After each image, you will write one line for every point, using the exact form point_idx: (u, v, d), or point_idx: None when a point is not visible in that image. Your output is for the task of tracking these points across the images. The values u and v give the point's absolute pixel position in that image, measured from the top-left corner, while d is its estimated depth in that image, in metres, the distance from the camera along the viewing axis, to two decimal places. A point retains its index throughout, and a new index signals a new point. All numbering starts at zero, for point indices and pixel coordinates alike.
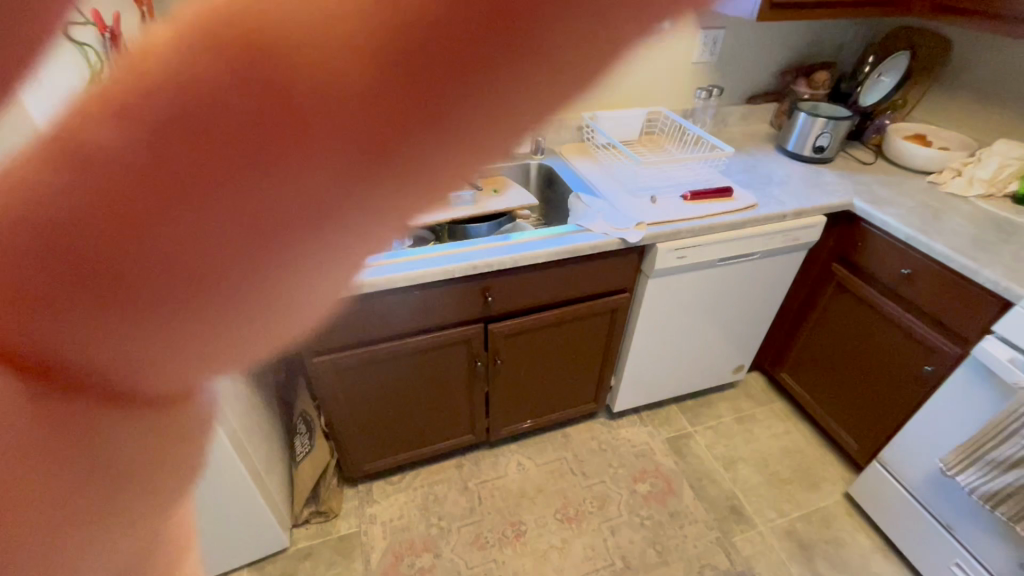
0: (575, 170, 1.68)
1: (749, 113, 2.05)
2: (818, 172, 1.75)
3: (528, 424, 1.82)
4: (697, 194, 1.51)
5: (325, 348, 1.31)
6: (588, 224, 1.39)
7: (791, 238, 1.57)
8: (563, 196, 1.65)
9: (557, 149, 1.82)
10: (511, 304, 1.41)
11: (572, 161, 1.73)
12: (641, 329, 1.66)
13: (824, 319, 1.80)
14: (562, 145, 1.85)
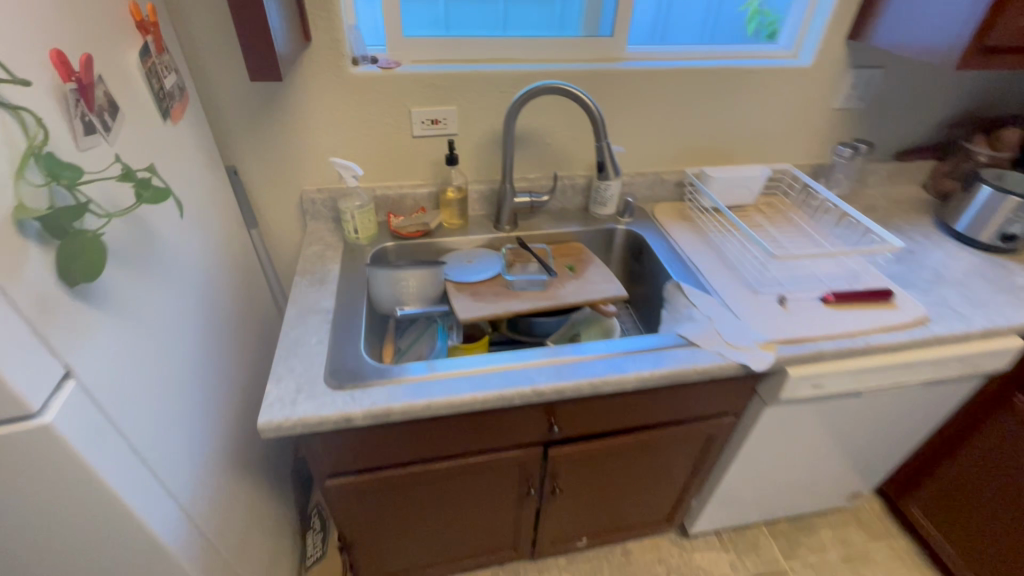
0: (673, 246, 1.33)
1: (898, 173, 1.61)
2: (1003, 268, 1.31)
3: (582, 543, 1.49)
4: (845, 298, 1.13)
5: (340, 471, 1.03)
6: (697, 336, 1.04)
7: (971, 366, 1.15)
8: (657, 279, 1.30)
9: (649, 212, 1.47)
10: (580, 430, 1.08)
11: (669, 232, 1.38)
12: (745, 459, 1.29)
13: (990, 459, 1.36)
14: (654, 205, 1.50)
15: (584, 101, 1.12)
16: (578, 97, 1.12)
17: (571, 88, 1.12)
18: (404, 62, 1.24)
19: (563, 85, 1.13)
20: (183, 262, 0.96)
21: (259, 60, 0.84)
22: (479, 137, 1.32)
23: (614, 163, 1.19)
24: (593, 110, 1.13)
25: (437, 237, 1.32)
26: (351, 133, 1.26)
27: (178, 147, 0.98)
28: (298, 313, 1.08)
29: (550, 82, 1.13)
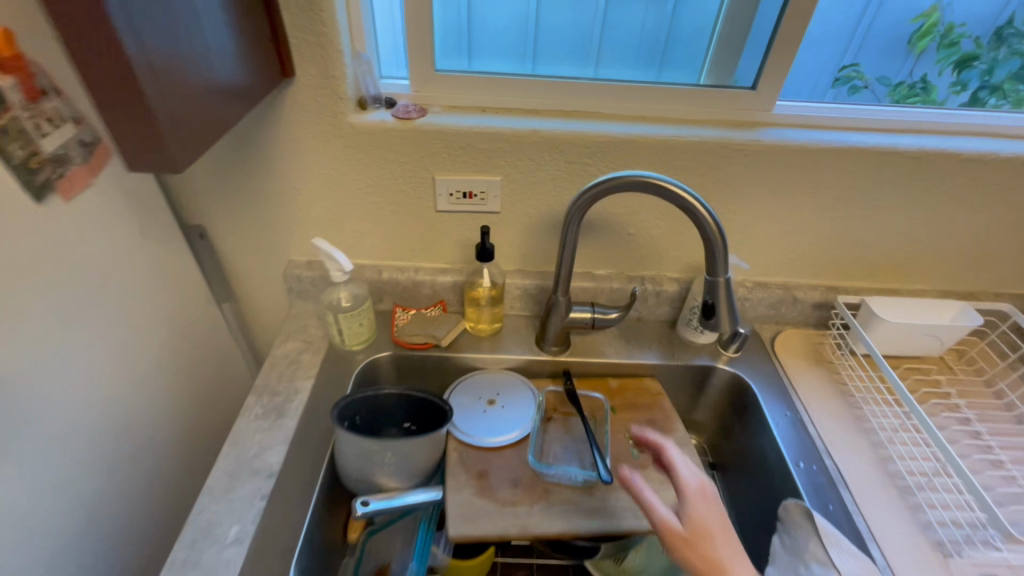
0: (804, 422, 0.87)
1: None
2: None
3: None
4: None
5: None
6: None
7: None
8: (769, 473, 0.85)
9: (766, 343, 1.01)
10: None
11: (797, 391, 0.92)
12: None
13: None
14: (776, 331, 1.03)
15: (702, 216, 0.68)
16: (692, 205, 0.69)
17: (683, 187, 0.69)
18: (432, 107, 0.85)
19: (669, 180, 0.69)
20: (46, 408, 0.66)
21: (135, 144, 0.50)
22: (529, 219, 0.92)
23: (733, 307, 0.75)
24: (716, 228, 0.69)
25: (454, 350, 0.95)
26: (351, 200, 0.90)
27: (68, 233, 0.67)
28: (228, 475, 0.76)
29: (647, 175, 0.70)
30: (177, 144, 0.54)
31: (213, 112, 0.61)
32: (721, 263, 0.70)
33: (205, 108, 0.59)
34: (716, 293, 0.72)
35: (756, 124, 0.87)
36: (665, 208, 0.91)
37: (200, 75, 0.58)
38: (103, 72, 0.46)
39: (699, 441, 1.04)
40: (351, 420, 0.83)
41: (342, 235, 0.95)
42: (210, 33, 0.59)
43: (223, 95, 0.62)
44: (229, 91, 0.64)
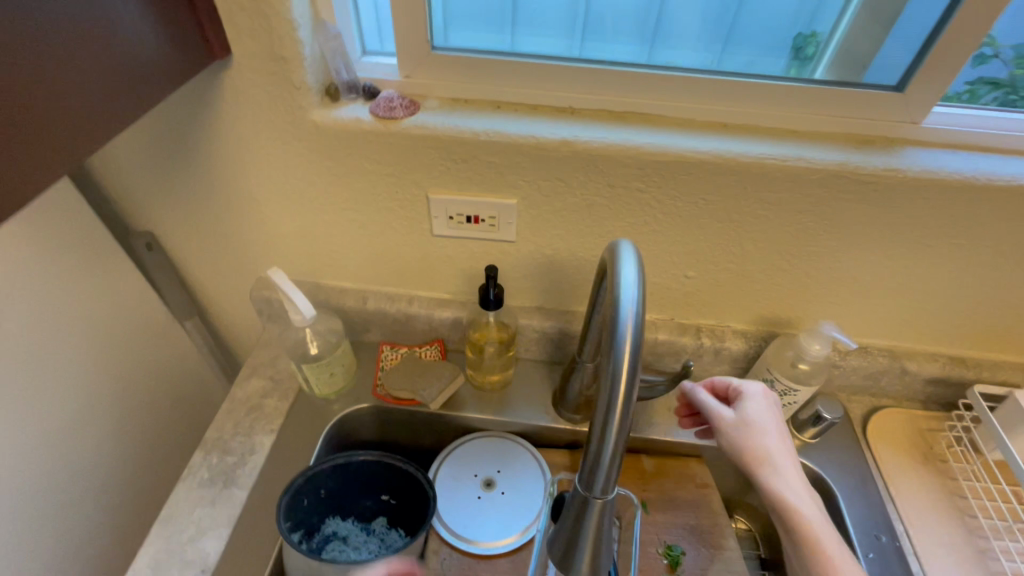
0: (905, 559, 0.65)
1: None
2: None
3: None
4: None
5: None
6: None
7: None
8: None
9: (857, 429, 0.77)
10: None
11: (897, 508, 0.69)
12: None
13: None
14: (871, 409, 0.79)
15: (611, 379, 0.38)
16: (611, 356, 0.38)
17: (626, 322, 0.38)
18: (429, 100, 0.63)
19: (626, 300, 0.39)
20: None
21: None
22: (553, 252, 0.70)
23: (610, 545, 0.44)
24: (606, 414, 0.38)
25: (451, 408, 0.76)
26: (324, 216, 0.69)
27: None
28: (153, 568, 0.60)
29: (623, 277, 0.41)
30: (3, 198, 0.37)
31: (58, 138, 0.41)
32: (594, 480, 0.39)
33: (34, 131, 0.39)
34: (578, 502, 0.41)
35: (889, 143, 0.60)
36: (743, 251, 0.66)
37: (14, 78, 0.36)
38: None
39: (744, 523, 0.84)
40: (315, 493, 0.67)
41: (316, 256, 0.75)
42: (49, 13, 0.38)
43: (80, 106, 0.42)
44: (89, 102, 0.43)
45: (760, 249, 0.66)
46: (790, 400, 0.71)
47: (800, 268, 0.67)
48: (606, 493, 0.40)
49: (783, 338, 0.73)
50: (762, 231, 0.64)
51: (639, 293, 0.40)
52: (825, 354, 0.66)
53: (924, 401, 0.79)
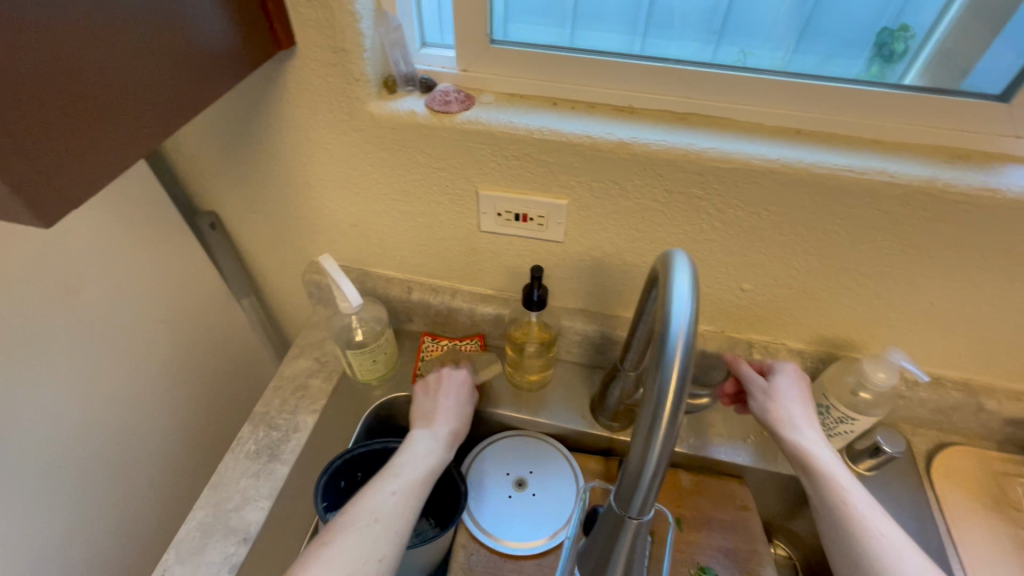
0: None
1: None
2: None
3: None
4: None
5: None
6: (926, 558, 0.48)
7: None
8: None
9: (919, 465, 0.71)
10: None
11: (959, 555, 0.63)
12: None
13: None
14: (937, 444, 0.73)
15: (657, 397, 0.36)
16: (658, 374, 0.36)
17: (677, 339, 0.36)
18: (485, 95, 0.62)
19: (678, 316, 0.37)
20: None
21: (64, 184, 0.38)
22: (602, 255, 0.68)
23: (642, 565, 0.42)
24: (649, 430, 0.36)
25: (487, 403, 0.77)
26: (375, 206, 0.70)
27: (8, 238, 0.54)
28: (201, 531, 0.64)
29: (675, 290, 0.39)
30: (95, 174, 0.40)
31: (128, 125, 0.42)
32: (632, 500, 0.38)
33: (106, 121, 0.40)
34: (611, 521, 0.40)
35: (986, 159, 0.54)
36: (807, 267, 0.62)
37: (90, 66, 0.38)
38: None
39: (784, 550, 0.80)
40: (351, 476, 0.69)
41: (366, 244, 0.76)
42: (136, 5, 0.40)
43: (149, 95, 0.43)
44: (158, 91, 0.44)
45: (826, 266, 0.61)
46: (847, 428, 0.66)
47: (869, 289, 0.62)
48: (642, 513, 0.38)
49: (844, 361, 0.68)
50: (831, 247, 0.59)
51: (692, 309, 0.38)
52: (891, 385, 0.61)
53: (1000, 442, 0.72)
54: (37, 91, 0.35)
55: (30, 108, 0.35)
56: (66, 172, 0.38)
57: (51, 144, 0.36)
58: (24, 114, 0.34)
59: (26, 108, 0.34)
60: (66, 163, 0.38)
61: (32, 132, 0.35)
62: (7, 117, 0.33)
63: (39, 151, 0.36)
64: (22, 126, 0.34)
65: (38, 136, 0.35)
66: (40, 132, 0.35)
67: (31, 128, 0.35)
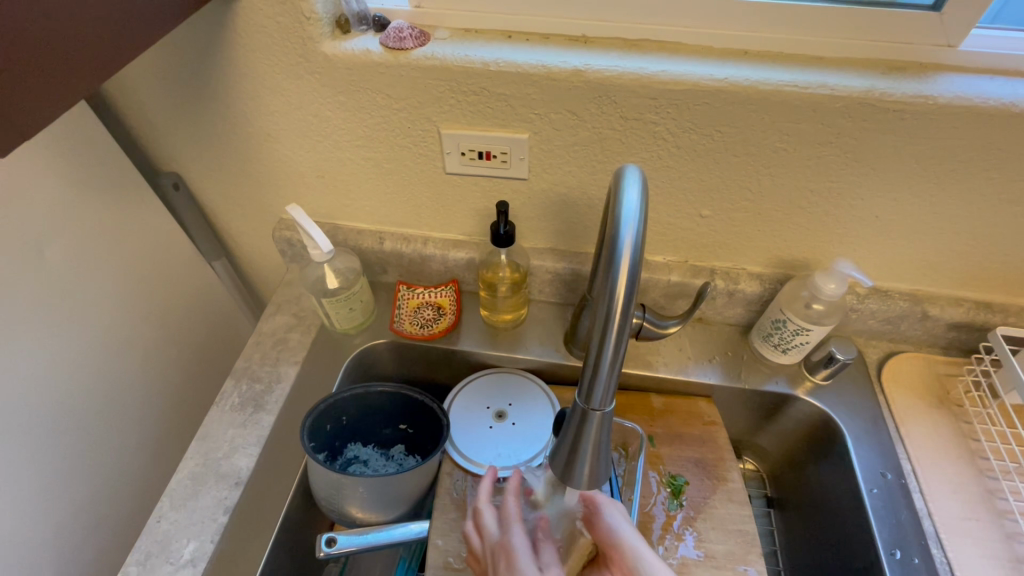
0: (911, 495, 0.65)
1: None
2: None
3: None
4: None
5: None
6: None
7: None
8: (848, 543, 0.68)
9: (872, 372, 0.76)
10: None
11: (906, 447, 0.69)
12: None
13: None
14: (888, 352, 0.78)
15: (610, 297, 0.38)
16: (610, 273, 0.39)
17: (626, 240, 0.39)
18: (439, 31, 0.62)
19: (626, 221, 0.39)
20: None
21: (20, 114, 0.39)
22: (566, 190, 0.69)
23: (608, 457, 0.45)
24: (605, 325, 0.39)
25: (463, 344, 0.79)
26: (339, 153, 0.70)
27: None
28: (192, 479, 0.66)
29: (625, 199, 0.41)
30: (51, 107, 0.41)
31: (74, 57, 0.42)
32: (593, 392, 0.41)
33: (64, 54, 0.41)
34: (577, 418, 0.43)
35: (922, 69, 0.57)
36: (760, 187, 0.64)
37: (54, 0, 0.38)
38: None
39: (752, 465, 0.85)
40: (337, 419, 0.71)
41: (333, 194, 0.76)
42: None
43: (102, 30, 0.43)
44: (104, 23, 0.43)
45: (778, 185, 0.64)
46: (803, 340, 0.70)
47: (820, 205, 0.65)
48: (604, 406, 0.41)
49: (799, 278, 0.72)
50: (780, 165, 0.62)
51: (640, 216, 0.40)
52: (841, 294, 0.65)
53: (946, 348, 0.78)
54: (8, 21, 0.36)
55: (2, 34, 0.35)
56: (26, 102, 0.39)
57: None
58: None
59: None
60: (28, 94, 0.39)
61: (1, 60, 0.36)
62: None
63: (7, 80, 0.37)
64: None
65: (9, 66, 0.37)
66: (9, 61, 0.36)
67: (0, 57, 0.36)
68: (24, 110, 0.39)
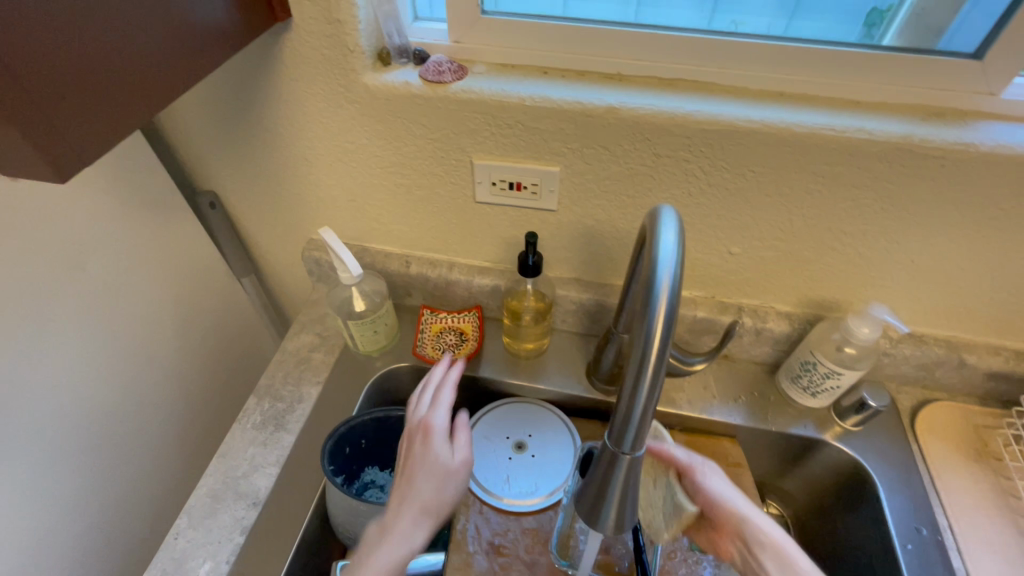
0: (947, 553, 0.62)
1: None
2: None
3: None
4: None
5: None
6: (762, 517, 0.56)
7: None
8: None
9: (904, 419, 0.74)
10: None
11: (942, 501, 0.66)
12: None
13: None
14: (921, 399, 0.75)
15: (646, 340, 0.38)
16: (646, 315, 0.38)
17: (663, 282, 0.38)
18: (477, 65, 0.64)
19: (663, 262, 0.39)
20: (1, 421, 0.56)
21: (84, 143, 0.41)
22: (595, 223, 0.69)
23: (636, 500, 0.44)
24: (639, 368, 0.38)
25: (485, 372, 0.79)
26: (373, 179, 0.72)
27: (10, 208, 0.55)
28: (211, 496, 0.66)
29: (662, 240, 0.41)
30: (111, 136, 0.43)
31: (133, 79, 0.43)
32: (625, 436, 0.40)
33: (125, 86, 0.43)
34: (607, 460, 0.42)
35: (962, 116, 0.56)
36: (792, 226, 0.64)
37: (114, 36, 0.41)
38: (40, 78, 0.36)
39: (776, 509, 0.82)
40: (355, 443, 0.71)
41: (364, 218, 0.77)
42: None
43: (161, 62, 0.46)
44: (162, 55, 0.45)
45: (810, 225, 0.63)
46: (833, 384, 0.69)
47: (854, 248, 0.64)
48: (634, 450, 0.40)
49: (830, 320, 0.70)
50: (815, 206, 0.61)
51: (677, 257, 0.40)
52: (875, 338, 0.64)
53: (983, 398, 0.75)
54: (67, 55, 0.37)
55: (60, 68, 0.37)
56: (89, 131, 0.41)
57: (54, 87, 0.37)
58: (59, 78, 0.37)
59: (60, 71, 0.37)
60: (90, 124, 0.41)
61: (62, 91, 0.38)
62: (46, 77, 0.36)
63: (66, 111, 0.38)
64: (57, 87, 0.37)
65: (69, 97, 0.38)
66: (70, 92, 0.38)
67: (62, 88, 0.38)
68: (88, 139, 0.41)
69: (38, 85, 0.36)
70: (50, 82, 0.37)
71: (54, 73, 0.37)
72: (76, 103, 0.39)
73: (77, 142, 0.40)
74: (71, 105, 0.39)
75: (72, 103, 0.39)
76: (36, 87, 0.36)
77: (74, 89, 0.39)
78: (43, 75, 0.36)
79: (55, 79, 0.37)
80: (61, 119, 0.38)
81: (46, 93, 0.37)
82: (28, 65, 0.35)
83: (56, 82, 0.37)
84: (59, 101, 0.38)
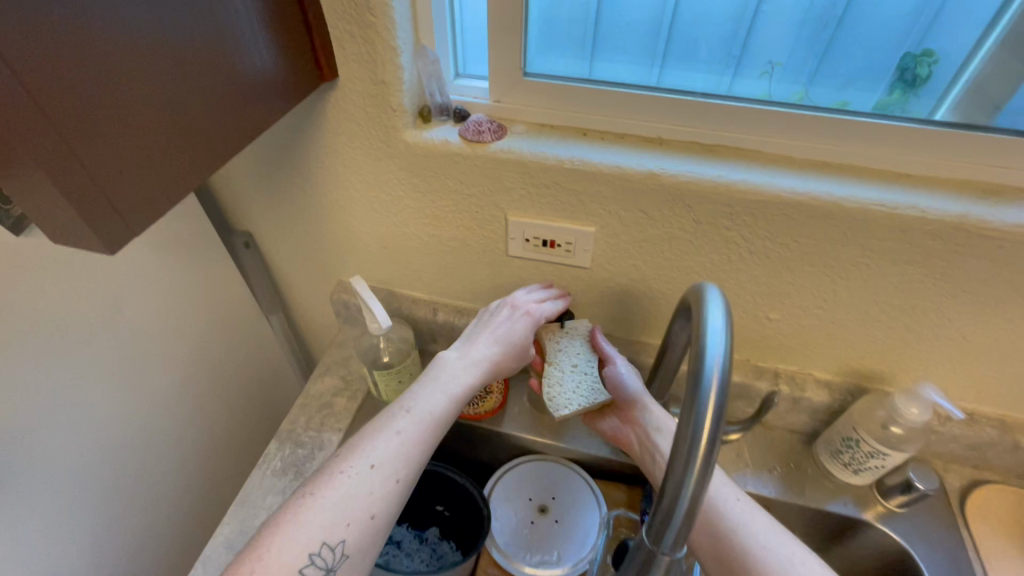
0: None
1: None
2: None
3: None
4: None
5: None
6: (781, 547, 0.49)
7: None
8: None
9: (952, 503, 0.69)
10: None
11: None
12: None
13: None
14: (970, 481, 0.71)
15: (694, 425, 0.36)
16: (693, 408, 0.36)
17: (711, 375, 0.36)
18: (517, 124, 0.64)
19: (713, 343, 0.38)
20: (29, 466, 0.56)
21: (133, 214, 0.41)
22: (628, 282, 0.68)
23: None
24: (684, 465, 0.36)
25: (508, 427, 0.76)
26: (406, 229, 0.72)
27: (56, 256, 0.55)
28: (227, 546, 0.65)
29: (709, 326, 0.39)
30: (160, 204, 0.44)
31: (184, 149, 0.44)
32: (665, 534, 0.37)
33: (176, 155, 0.44)
34: (645, 556, 0.39)
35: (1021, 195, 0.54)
36: (837, 298, 0.61)
37: (168, 110, 0.42)
38: (96, 156, 0.37)
39: None
40: None
41: (394, 264, 0.77)
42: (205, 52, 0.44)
43: (212, 131, 0.47)
44: (214, 124, 0.47)
45: (856, 297, 0.61)
46: (878, 463, 0.65)
47: (902, 322, 0.61)
48: (675, 549, 0.38)
49: (874, 393, 0.67)
50: (861, 279, 0.59)
51: (726, 345, 0.38)
52: (925, 420, 0.60)
53: None
54: (122, 131, 0.38)
55: (116, 143, 0.38)
56: (139, 202, 0.41)
57: (108, 162, 0.38)
58: (114, 155, 0.38)
59: (115, 147, 0.38)
60: (140, 196, 0.41)
61: (115, 167, 0.39)
62: (102, 154, 0.37)
63: (117, 185, 0.39)
64: (111, 164, 0.38)
65: (121, 173, 0.39)
66: (123, 167, 0.39)
67: (115, 163, 0.39)
68: (137, 211, 0.42)
69: (94, 162, 0.37)
70: (105, 157, 0.38)
71: (109, 149, 0.38)
72: (127, 177, 0.40)
73: (126, 214, 0.41)
74: (122, 179, 0.39)
75: (124, 176, 0.40)
76: (91, 164, 0.37)
77: (127, 163, 0.39)
78: (98, 153, 0.37)
79: (109, 155, 0.38)
80: (113, 193, 0.39)
81: (101, 170, 0.38)
82: (85, 145, 0.36)
83: (109, 159, 0.38)
84: (111, 176, 0.39)
